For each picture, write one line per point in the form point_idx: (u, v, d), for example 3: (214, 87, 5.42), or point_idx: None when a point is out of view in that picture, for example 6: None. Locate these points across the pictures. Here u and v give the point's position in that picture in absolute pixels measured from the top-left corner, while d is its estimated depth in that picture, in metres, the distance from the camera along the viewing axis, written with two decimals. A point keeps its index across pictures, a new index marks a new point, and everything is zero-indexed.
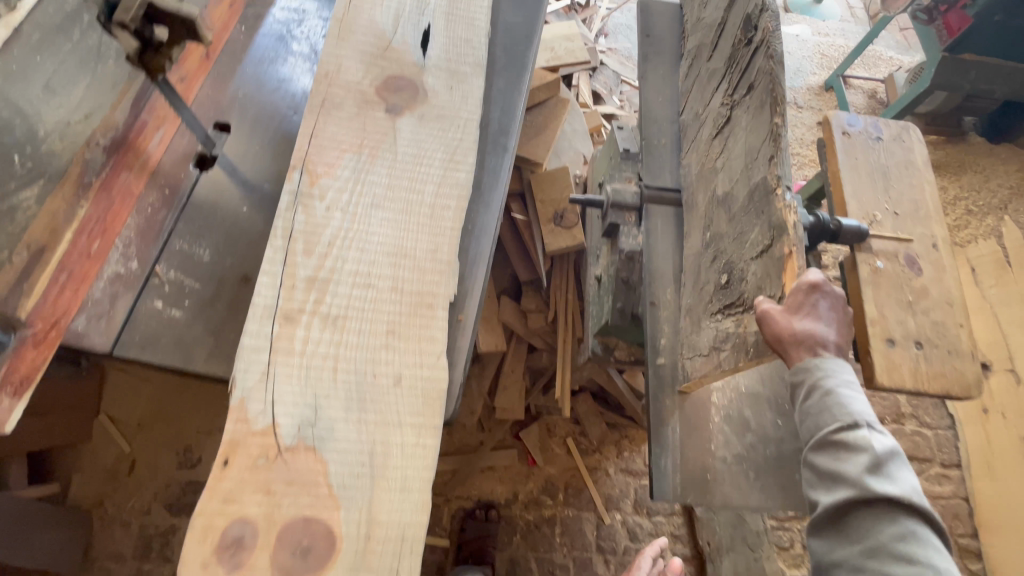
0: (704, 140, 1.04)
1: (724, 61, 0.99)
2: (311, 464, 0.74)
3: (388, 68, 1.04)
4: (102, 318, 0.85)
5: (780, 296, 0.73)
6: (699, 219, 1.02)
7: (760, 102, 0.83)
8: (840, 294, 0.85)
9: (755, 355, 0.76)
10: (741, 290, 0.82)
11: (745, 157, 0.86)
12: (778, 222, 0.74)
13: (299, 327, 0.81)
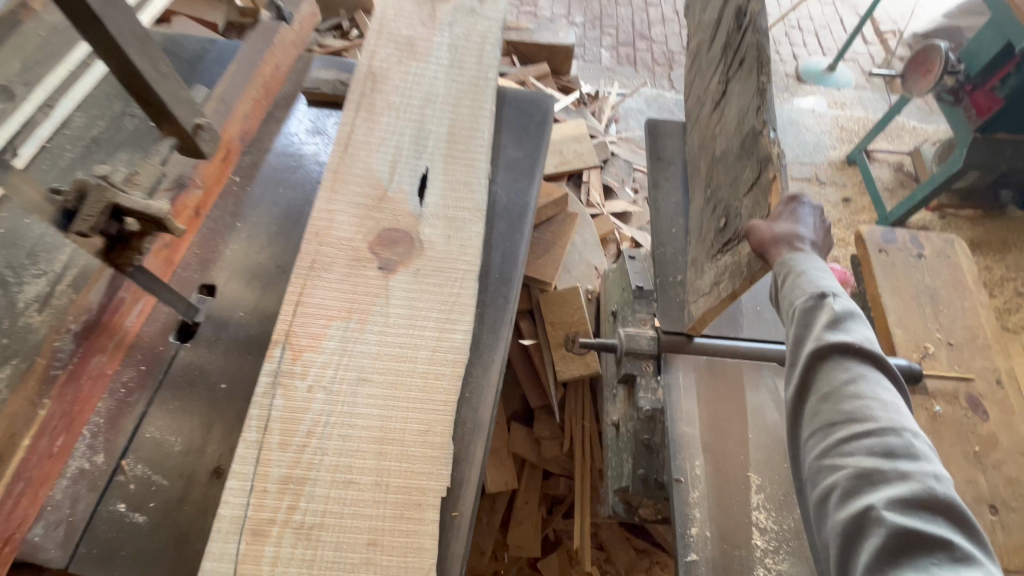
0: (707, 122, 1.07)
1: (720, 49, 1.04)
2: None
3: (383, 221, 0.99)
4: (59, 527, 0.76)
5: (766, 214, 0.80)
6: (702, 181, 1.09)
7: (749, 71, 0.88)
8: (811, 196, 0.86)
9: (748, 273, 0.82)
10: (736, 225, 0.88)
11: (738, 118, 0.92)
12: (764, 155, 0.79)
13: (269, 543, 0.71)
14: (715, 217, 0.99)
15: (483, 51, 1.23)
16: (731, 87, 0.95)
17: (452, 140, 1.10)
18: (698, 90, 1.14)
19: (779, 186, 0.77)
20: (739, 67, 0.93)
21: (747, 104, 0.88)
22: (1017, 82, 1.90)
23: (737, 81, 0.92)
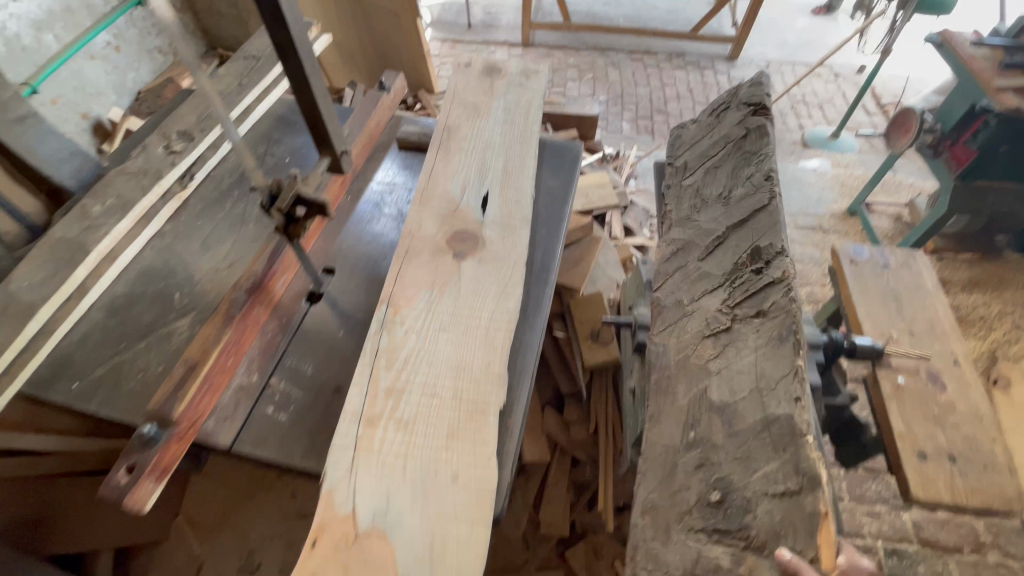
0: (695, 321, 1.19)
1: (721, 270, 1.19)
2: (382, 551, 0.87)
3: (456, 224, 1.34)
4: (226, 421, 1.07)
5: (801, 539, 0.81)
6: (680, 408, 1.13)
7: (774, 333, 1.00)
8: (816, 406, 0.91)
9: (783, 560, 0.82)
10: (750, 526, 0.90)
11: (753, 375, 1.01)
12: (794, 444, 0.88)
13: (379, 429, 1.00)
14: (711, 424, 1.05)
15: (529, 111, 1.63)
16: (721, 384, 1.07)
17: (507, 171, 1.46)
18: (695, 320, 1.18)
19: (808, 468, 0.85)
20: (752, 298, 1.08)
21: (755, 360, 1.02)
22: (985, 137, 2.15)
23: (741, 332, 1.08)
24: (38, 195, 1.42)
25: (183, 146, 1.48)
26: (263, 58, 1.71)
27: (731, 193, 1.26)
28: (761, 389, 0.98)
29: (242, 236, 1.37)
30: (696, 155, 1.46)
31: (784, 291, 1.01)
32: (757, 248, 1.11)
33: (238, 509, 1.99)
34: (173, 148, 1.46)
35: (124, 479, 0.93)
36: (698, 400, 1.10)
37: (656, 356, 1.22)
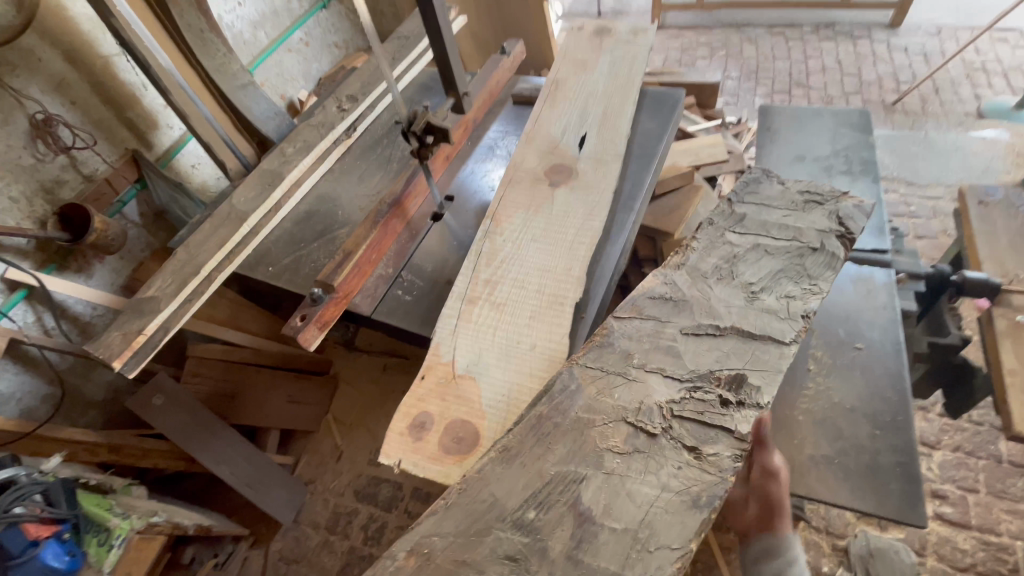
0: (626, 402, 0.97)
1: (695, 374, 1.00)
2: (471, 388, 1.11)
3: (555, 159, 1.53)
4: (368, 298, 1.40)
5: None
6: (520, 482, 0.89)
7: (692, 486, 0.87)
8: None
9: None
10: None
11: (636, 509, 0.85)
12: None
13: (476, 306, 1.24)
14: (558, 525, 0.84)
15: (633, 65, 1.75)
16: (612, 485, 0.88)
17: (605, 115, 1.62)
18: (631, 392, 0.98)
19: None
20: (700, 426, 0.93)
21: (656, 499, 0.86)
22: None
23: (661, 452, 0.91)
24: (251, 143, 1.90)
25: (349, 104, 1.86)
26: (413, 34, 2.05)
27: (760, 294, 1.11)
28: (635, 539, 0.82)
29: (389, 173, 1.74)
30: (758, 221, 1.25)
31: (731, 458, 0.89)
32: (748, 388, 0.98)
33: (370, 416, 2.41)
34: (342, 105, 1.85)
35: (298, 323, 1.27)
36: (565, 475, 0.89)
37: (562, 392, 0.99)
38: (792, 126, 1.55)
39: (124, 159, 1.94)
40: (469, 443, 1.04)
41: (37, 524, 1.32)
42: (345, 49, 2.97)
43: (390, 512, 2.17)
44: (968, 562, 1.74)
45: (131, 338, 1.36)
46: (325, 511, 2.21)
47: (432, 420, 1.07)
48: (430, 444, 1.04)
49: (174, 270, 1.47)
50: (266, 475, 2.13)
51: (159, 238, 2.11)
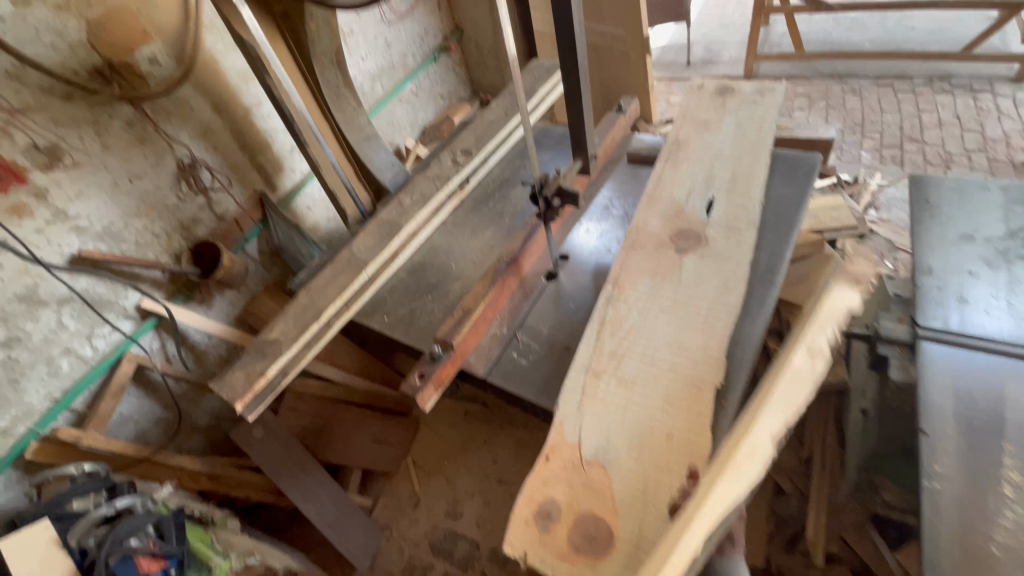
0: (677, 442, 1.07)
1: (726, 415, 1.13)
2: (600, 478, 1.02)
3: (680, 224, 1.46)
4: (483, 358, 1.36)
5: None
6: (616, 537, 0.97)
7: None
8: None
9: None
10: None
11: None
12: None
13: (602, 381, 1.16)
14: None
15: (761, 127, 1.68)
16: None
17: (734, 181, 1.54)
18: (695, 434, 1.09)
19: None
20: None
21: None
22: None
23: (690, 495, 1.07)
24: (369, 192, 1.98)
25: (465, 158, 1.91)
26: (527, 90, 2.09)
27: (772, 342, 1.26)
28: None
29: (501, 229, 1.76)
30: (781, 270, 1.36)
31: None
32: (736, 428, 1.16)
33: (450, 465, 2.36)
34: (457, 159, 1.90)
35: (417, 382, 1.26)
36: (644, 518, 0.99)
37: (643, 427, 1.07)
38: (955, 201, 1.39)
39: (252, 200, 2.08)
40: (601, 543, 0.94)
41: (149, 558, 1.34)
42: (448, 99, 3.10)
43: (466, 572, 2.09)
44: None
45: (255, 379, 1.41)
46: (400, 561, 2.16)
47: (558, 509, 0.99)
48: (558, 538, 0.96)
49: (297, 314, 1.53)
50: (348, 516, 2.12)
51: (273, 273, 2.23)
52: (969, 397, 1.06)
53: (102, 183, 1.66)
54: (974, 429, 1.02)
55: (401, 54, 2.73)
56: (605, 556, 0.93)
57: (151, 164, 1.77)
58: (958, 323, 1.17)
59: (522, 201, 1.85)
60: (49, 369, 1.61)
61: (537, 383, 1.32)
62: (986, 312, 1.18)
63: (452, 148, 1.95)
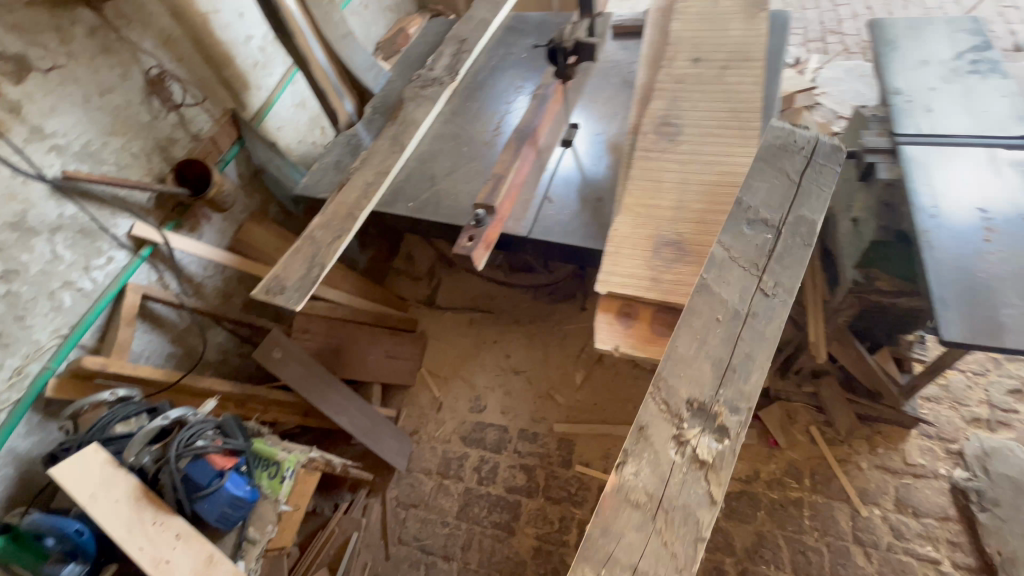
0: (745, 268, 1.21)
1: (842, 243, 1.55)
2: (676, 285, 1.10)
3: (690, 70, 1.50)
4: (521, 220, 1.45)
5: (485, 223, 1.33)
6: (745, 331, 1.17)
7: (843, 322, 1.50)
8: (491, 224, 1.35)
9: (487, 230, 1.34)
10: (485, 230, 1.33)
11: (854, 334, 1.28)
12: (493, 228, 1.36)
13: (629, 212, 1.25)
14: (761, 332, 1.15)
15: None
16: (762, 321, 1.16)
17: (728, 21, 1.60)
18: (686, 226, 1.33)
19: (485, 224, 1.34)
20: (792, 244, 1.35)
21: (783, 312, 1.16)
22: None
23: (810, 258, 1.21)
24: (354, 95, 1.96)
25: (715, 454, 0.93)
26: (805, 190, 1.15)
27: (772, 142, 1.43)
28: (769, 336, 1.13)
29: (501, 111, 1.78)
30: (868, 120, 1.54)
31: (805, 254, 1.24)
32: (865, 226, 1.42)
33: (466, 368, 2.46)
34: (691, 434, 0.95)
35: (467, 244, 1.32)
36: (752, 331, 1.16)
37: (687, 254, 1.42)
38: (922, 42, 1.58)
39: (226, 117, 1.96)
40: (679, 326, 1.09)
41: (220, 454, 1.35)
42: (396, 13, 3.00)
43: (500, 453, 2.22)
44: None
45: (313, 279, 1.43)
46: (435, 458, 2.27)
47: (637, 310, 1.12)
48: (643, 328, 1.10)
49: (328, 214, 1.57)
50: (378, 425, 2.22)
51: (255, 199, 2.15)
52: (993, 171, 1.24)
53: (73, 98, 1.52)
54: (947, 226, 1.17)
55: None
56: None
57: (118, 77, 1.63)
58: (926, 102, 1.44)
59: (515, 82, 1.86)
60: (51, 303, 1.50)
61: (582, 231, 1.39)
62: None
63: (666, 407, 0.98)
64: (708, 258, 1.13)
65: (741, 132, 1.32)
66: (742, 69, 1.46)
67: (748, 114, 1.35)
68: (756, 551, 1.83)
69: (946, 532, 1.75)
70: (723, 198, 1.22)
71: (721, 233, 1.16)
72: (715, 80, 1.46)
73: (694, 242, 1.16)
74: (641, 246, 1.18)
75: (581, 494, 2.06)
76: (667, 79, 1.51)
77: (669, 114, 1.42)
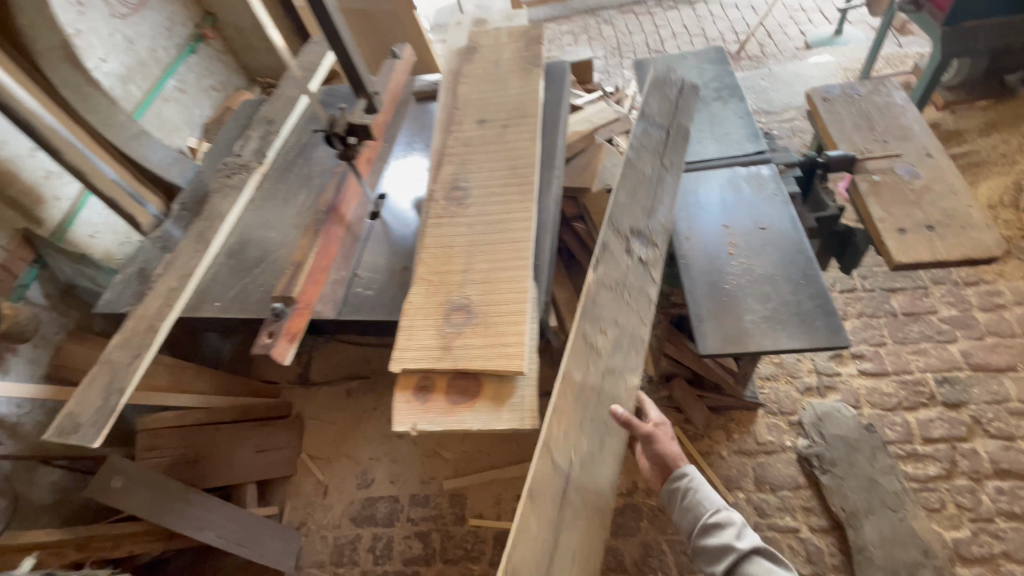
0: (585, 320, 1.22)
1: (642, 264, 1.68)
2: (465, 350, 1.13)
3: (476, 133, 1.59)
4: (330, 303, 1.43)
5: (284, 314, 1.30)
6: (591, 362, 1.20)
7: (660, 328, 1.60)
8: (292, 313, 1.32)
9: (288, 320, 1.31)
10: (285, 321, 1.30)
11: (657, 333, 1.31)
12: (295, 316, 1.33)
13: (421, 282, 1.27)
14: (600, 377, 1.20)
15: (514, 38, 1.86)
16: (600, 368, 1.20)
17: (508, 80, 1.72)
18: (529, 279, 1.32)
19: (285, 316, 1.30)
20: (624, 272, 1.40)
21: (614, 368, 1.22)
22: None
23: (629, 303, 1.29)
24: (159, 195, 1.85)
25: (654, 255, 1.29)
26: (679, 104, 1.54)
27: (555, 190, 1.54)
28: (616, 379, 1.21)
29: (312, 189, 1.77)
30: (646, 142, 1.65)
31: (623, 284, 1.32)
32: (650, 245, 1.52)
33: (347, 442, 2.36)
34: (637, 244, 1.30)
35: (268, 341, 1.27)
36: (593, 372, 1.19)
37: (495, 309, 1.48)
38: (675, 74, 1.76)
39: (14, 239, 1.79)
40: (473, 391, 1.11)
41: None
42: (222, 91, 2.92)
43: (393, 525, 2.13)
44: (894, 402, 2.05)
45: (113, 409, 1.33)
46: (327, 548, 2.14)
47: (433, 381, 1.13)
48: (439, 400, 1.10)
49: (129, 331, 1.46)
50: (254, 529, 2.03)
51: (70, 317, 1.97)
52: (734, 189, 1.40)
53: None
54: (701, 244, 1.32)
55: (150, 48, 2.51)
56: (477, 397, 1.10)
57: None
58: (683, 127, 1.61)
59: (326, 158, 1.86)
60: None
61: (389, 306, 1.39)
62: (897, 161, 1.46)
63: (619, 230, 1.29)
64: (493, 317, 1.17)
65: (520, 187, 1.41)
66: (520, 127, 1.56)
67: (526, 170, 1.45)
68: (644, 562, 1.90)
69: (800, 500, 1.91)
70: (505, 256, 1.27)
71: (504, 291, 1.21)
72: (497, 140, 1.55)
73: (480, 303, 1.20)
74: (431, 316, 1.19)
75: (477, 549, 2.02)
76: (455, 144, 1.58)
77: (458, 178, 1.48)
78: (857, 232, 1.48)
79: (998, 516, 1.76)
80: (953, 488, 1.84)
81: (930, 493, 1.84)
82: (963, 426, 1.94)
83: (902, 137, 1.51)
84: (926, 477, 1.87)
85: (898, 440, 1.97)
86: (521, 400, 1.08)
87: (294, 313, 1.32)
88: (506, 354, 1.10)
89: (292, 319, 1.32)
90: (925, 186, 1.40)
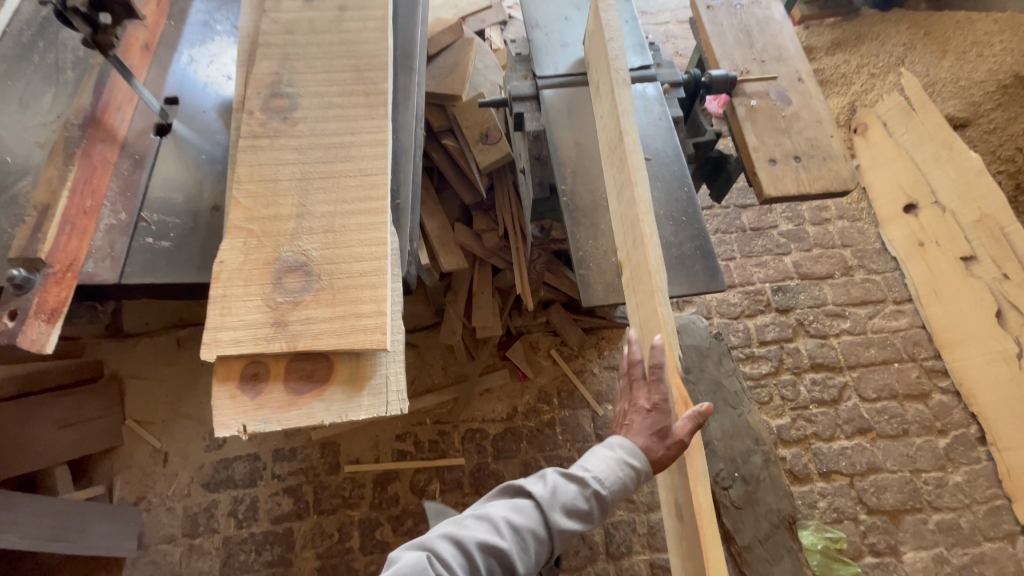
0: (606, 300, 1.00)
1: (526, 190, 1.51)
2: (303, 328, 0.88)
3: (298, 16, 1.17)
4: (106, 259, 1.03)
5: (32, 289, 0.91)
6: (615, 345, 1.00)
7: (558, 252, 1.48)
8: (44, 286, 0.93)
9: (41, 295, 0.92)
10: (38, 296, 0.92)
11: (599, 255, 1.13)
12: (52, 287, 0.94)
13: (234, 233, 0.95)
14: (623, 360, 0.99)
15: None
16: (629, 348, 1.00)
17: None
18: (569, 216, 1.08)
19: (37, 290, 0.92)
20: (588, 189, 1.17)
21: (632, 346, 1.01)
22: None
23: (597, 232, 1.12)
24: None
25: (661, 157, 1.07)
26: None
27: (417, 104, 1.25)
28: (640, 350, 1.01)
29: (62, 86, 1.24)
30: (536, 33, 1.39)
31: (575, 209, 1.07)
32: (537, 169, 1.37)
33: (185, 399, 2.01)
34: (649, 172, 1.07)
35: (8, 324, 0.89)
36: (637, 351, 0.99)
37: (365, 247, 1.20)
38: None
39: None
40: (321, 374, 0.89)
41: None
42: None
43: (257, 485, 1.92)
44: (739, 311, 2.26)
45: None
46: (177, 520, 1.87)
47: (266, 367, 0.88)
48: (274, 394, 0.87)
49: None
50: (73, 517, 1.70)
51: None
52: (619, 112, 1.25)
53: None
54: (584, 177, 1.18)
55: None
56: (327, 381, 0.88)
57: None
58: (562, 27, 1.36)
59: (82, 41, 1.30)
60: None
61: (195, 258, 1.07)
62: (772, 84, 1.41)
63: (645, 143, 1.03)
64: (341, 278, 0.92)
65: (367, 99, 1.08)
66: (363, 10, 1.18)
67: (374, 73, 1.11)
68: (524, 480, 1.96)
69: None
70: (352, 194, 0.99)
71: (356, 242, 0.95)
72: (331, 28, 1.16)
73: (322, 261, 0.94)
74: (251, 280, 0.91)
75: (356, 494, 1.92)
76: (273, 28, 1.15)
77: (280, 80, 1.09)
78: (729, 160, 1.47)
79: (811, 403, 2.11)
80: (782, 383, 2.14)
81: (763, 389, 2.13)
82: (790, 329, 2.23)
83: (778, 58, 1.45)
84: (761, 377, 2.14)
85: (740, 346, 2.20)
86: (378, 382, 0.90)
87: (50, 282, 0.94)
88: (359, 328, 0.89)
89: (52, 291, 0.94)
90: (795, 114, 1.37)
